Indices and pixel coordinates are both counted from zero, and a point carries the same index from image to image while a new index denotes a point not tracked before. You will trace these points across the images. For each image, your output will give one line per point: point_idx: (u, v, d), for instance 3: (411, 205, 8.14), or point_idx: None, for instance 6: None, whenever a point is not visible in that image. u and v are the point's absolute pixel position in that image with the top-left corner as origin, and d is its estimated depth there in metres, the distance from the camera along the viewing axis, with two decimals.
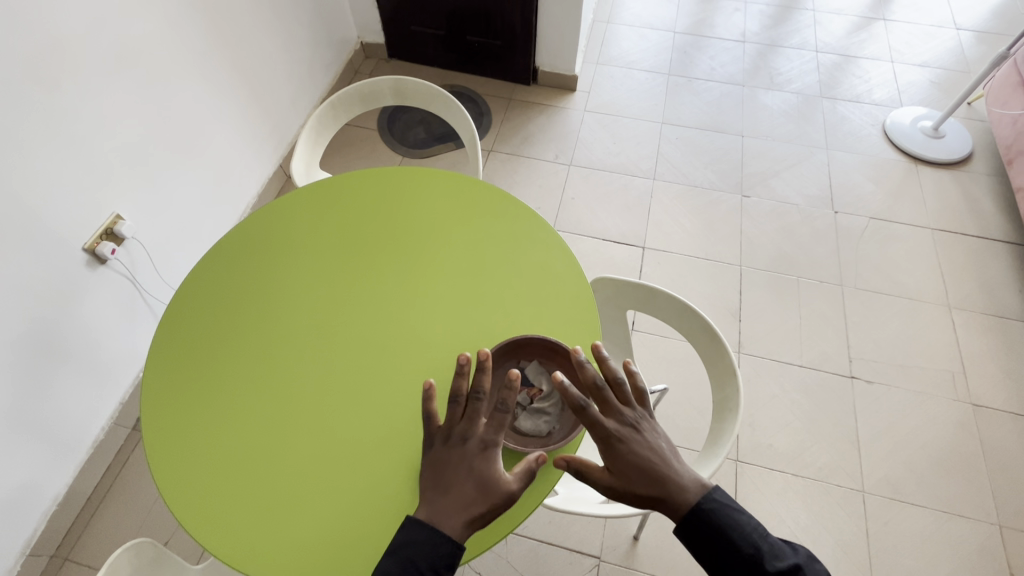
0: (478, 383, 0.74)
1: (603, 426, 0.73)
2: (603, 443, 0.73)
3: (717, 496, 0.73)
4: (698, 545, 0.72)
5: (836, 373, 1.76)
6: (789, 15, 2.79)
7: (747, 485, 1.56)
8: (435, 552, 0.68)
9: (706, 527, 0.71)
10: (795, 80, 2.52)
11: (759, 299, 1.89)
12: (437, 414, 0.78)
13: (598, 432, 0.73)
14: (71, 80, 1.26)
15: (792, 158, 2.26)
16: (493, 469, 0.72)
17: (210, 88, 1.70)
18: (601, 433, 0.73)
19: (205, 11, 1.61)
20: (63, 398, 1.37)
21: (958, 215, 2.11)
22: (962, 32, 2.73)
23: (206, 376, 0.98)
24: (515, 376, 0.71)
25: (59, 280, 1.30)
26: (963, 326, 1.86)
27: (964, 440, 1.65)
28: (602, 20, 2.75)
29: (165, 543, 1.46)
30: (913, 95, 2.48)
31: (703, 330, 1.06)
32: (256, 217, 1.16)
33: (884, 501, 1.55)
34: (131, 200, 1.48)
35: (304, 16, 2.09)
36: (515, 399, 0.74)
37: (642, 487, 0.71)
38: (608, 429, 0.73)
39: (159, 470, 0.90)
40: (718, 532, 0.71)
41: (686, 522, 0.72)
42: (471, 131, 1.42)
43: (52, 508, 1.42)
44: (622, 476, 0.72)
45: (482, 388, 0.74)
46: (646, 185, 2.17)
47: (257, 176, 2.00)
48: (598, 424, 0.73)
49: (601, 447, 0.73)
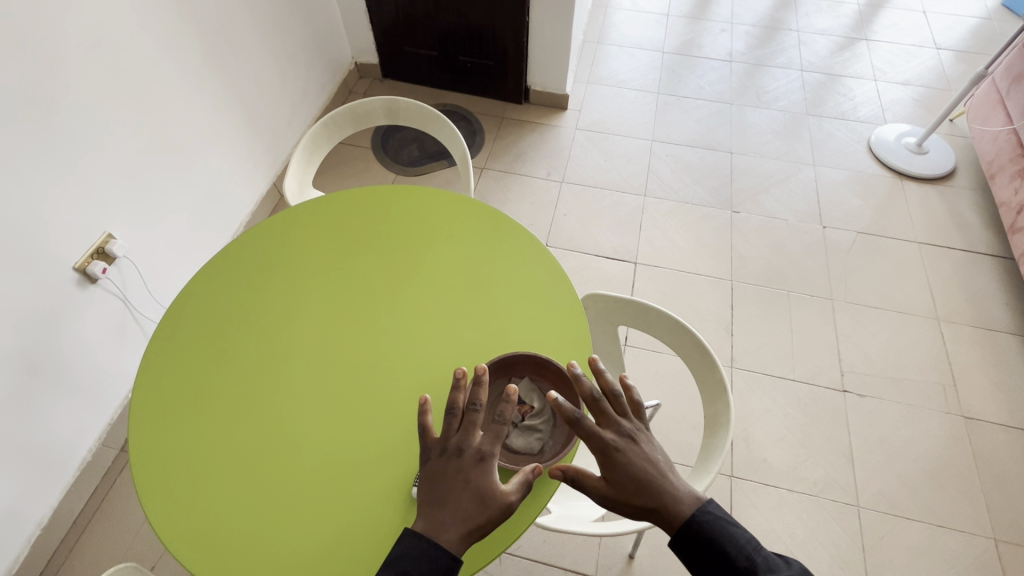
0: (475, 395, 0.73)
1: (599, 439, 0.72)
2: (602, 454, 0.72)
3: (712, 507, 0.72)
4: (692, 555, 0.71)
5: (828, 387, 1.77)
6: (775, 35, 2.86)
7: (742, 500, 1.56)
8: (431, 565, 0.68)
9: (700, 537, 0.71)
10: (782, 98, 2.58)
11: (750, 313, 1.91)
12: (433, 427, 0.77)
13: (594, 444, 0.72)
14: (65, 102, 1.27)
15: (780, 174, 2.30)
16: (490, 483, 0.71)
17: (205, 107, 1.72)
18: (597, 445, 0.72)
19: (200, 33, 1.64)
20: (52, 419, 1.36)
21: (943, 228, 2.15)
22: (942, 51, 2.81)
23: (195, 396, 0.98)
24: None
25: (47, 299, 1.29)
26: (953, 338, 1.88)
27: (958, 453, 1.66)
28: (592, 41, 2.81)
29: (152, 567, 1.42)
30: (897, 112, 2.54)
31: (694, 344, 1.06)
32: (245, 236, 1.16)
33: (879, 516, 1.55)
34: (124, 218, 1.48)
35: (299, 37, 2.13)
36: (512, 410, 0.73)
37: (638, 499, 0.71)
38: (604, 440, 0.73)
39: (145, 489, 0.89)
40: (712, 545, 0.71)
41: (679, 533, 0.71)
42: (462, 149, 1.44)
43: (36, 533, 1.39)
44: (620, 486, 0.71)
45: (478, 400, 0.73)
46: (638, 202, 2.19)
47: (251, 194, 2.01)
48: (596, 436, 0.72)
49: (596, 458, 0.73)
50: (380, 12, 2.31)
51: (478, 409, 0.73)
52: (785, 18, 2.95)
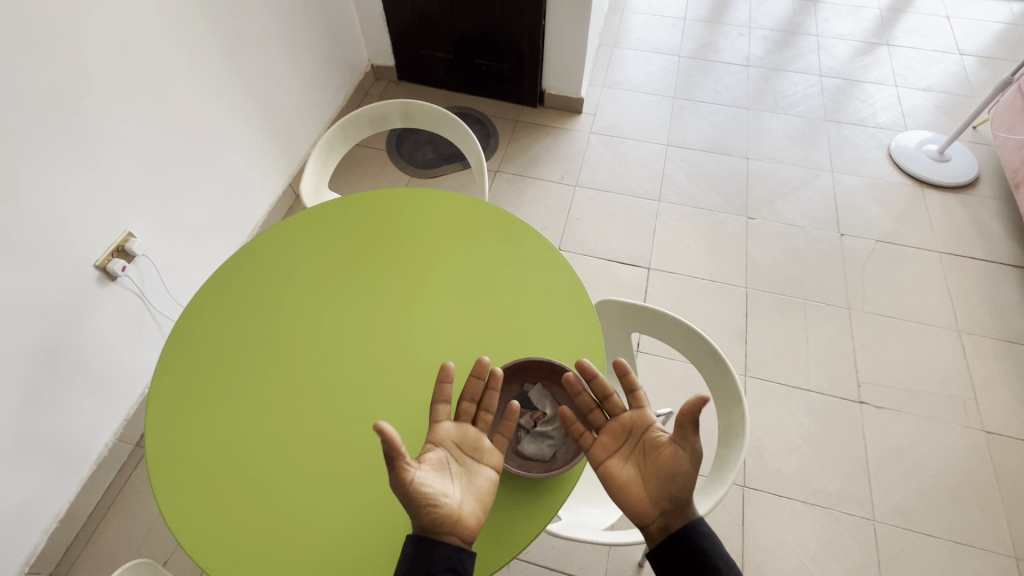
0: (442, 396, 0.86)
1: (625, 415, 0.89)
2: (678, 434, 0.82)
3: (707, 529, 0.81)
4: (679, 553, 0.79)
5: (845, 398, 1.74)
6: (793, 39, 2.83)
7: (755, 511, 1.53)
8: (428, 557, 0.74)
9: (691, 551, 0.78)
10: (800, 104, 2.55)
11: (765, 321, 1.88)
12: (463, 428, 0.87)
13: (616, 422, 0.89)
14: (89, 102, 1.30)
15: (797, 180, 2.27)
16: (395, 472, 0.74)
17: (224, 108, 1.74)
18: (618, 421, 0.89)
19: (220, 35, 1.66)
20: (68, 415, 1.38)
21: (965, 238, 2.10)
22: (966, 57, 2.76)
23: (209, 391, 0.99)
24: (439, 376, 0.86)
25: (68, 294, 1.32)
26: (974, 351, 1.83)
27: (978, 468, 1.62)
28: (608, 45, 2.80)
29: (165, 562, 1.44)
30: (918, 119, 2.50)
31: (708, 353, 1.05)
32: (265, 234, 1.18)
33: (895, 531, 1.52)
34: (143, 217, 1.50)
35: (316, 39, 2.15)
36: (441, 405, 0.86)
37: (686, 477, 0.81)
38: (639, 416, 0.88)
39: (159, 482, 0.90)
40: (700, 554, 0.78)
41: (675, 534, 0.80)
42: (478, 151, 1.43)
43: (53, 525, 1.41)
44: (644, 465, 0.85)
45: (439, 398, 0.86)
46: (651, 207, 2.18)
47: (267, 194, 2.04)
48: (613, 413, 0.90)
49: (596, 452, 0.88)
50: (397, 15, 2.32)
51: (444, 406, 0.86)
52: (804, 22, 2.91)
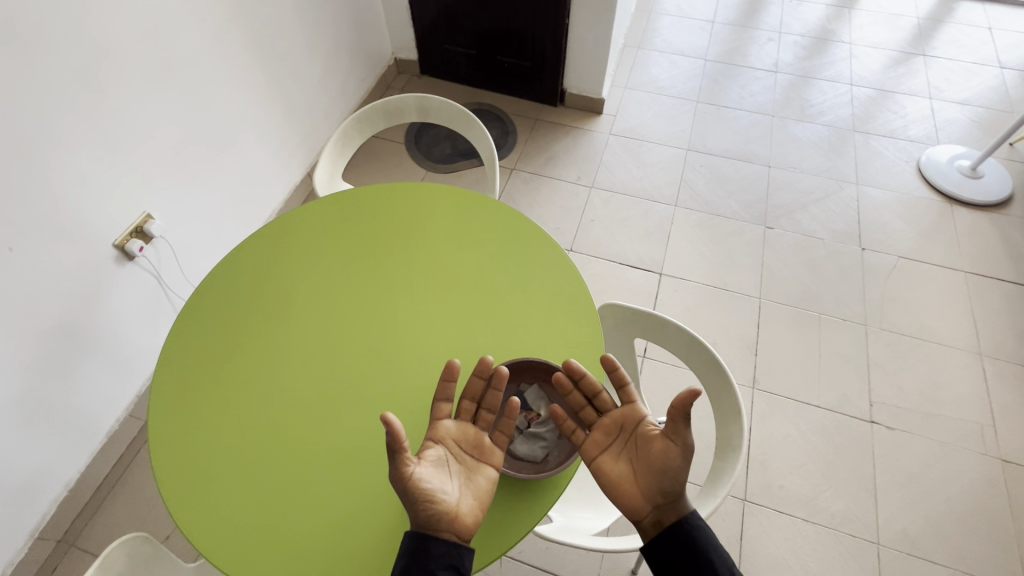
0: (443, 393, 0.86)
1: (616, 412, 0.89)
2: (669, 427, 0.81)
3: (701, 523, 0.80)
4: (677, 551, 0.78)
5: (856, 417, 1.69)
6: (824, 47, 2.76)
7: (755, 526, 1.51)
8: (428, 554, 0.75)
9: (686, 546, 0.78)
10: (828, 113, 2.49)
11: (777, 334, 1.85)
12: (462, 422, 0.88)
13: (607, 419, 0.89)
14: (115, 87, 1.33)
15: (819, 191, 2.22)
16: (396, 464, 0.75)
17: (246, 96, 1.77)
18: (610, 418, 0.89)
19: (245, 24, 1.69)
20: (83, 389, 1.43)
21: (993, 258, 2.03)
22: (1007, 70, 2.65)
23: (214, 370, 1.01)
24: (444, 371, 0.85)
25: (87, 272, 1.36)
26: (996, 376, 1.77)
27: (993, 498, 1.56)
28: (634, 46, 2.77)
29: (165, 539, 1.48)
30: (951, 133, 2.41)
31: (710, 363, 1.03)
32: (281, 220, 1.20)
33: (900, 556, 1.47)
34: (162, 200, 1.54)
35: (340, 30, 2.17)
36: (442, 400, 0.86)
37: (678, 471, 0.80)
38: (630, 411, 0.88)
39: (159, 457, 0.93)
40: (697, 549, 0.77)
41: (667, 529, 0.79)
42: (490, 149, 1.43)
43: (62, 493, 1.46)
44: (636, 461, 0.85)
45: (441, 394, 0.86)
46: (667, 212, 2.15)
47: (285, 182, 2.07)
48: (605, 411, 0.90)
49: (588, 449, 0.87)
50: (421, 9, 2.33)
51: (445, 403, 0.86)
52: (838, 29, 2.84)
